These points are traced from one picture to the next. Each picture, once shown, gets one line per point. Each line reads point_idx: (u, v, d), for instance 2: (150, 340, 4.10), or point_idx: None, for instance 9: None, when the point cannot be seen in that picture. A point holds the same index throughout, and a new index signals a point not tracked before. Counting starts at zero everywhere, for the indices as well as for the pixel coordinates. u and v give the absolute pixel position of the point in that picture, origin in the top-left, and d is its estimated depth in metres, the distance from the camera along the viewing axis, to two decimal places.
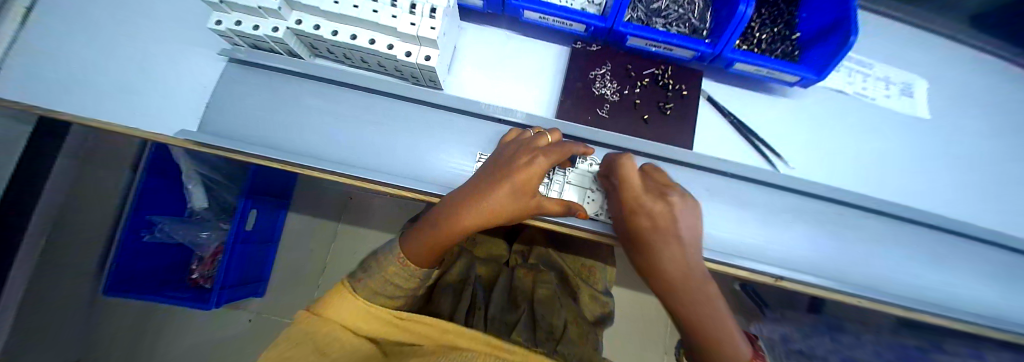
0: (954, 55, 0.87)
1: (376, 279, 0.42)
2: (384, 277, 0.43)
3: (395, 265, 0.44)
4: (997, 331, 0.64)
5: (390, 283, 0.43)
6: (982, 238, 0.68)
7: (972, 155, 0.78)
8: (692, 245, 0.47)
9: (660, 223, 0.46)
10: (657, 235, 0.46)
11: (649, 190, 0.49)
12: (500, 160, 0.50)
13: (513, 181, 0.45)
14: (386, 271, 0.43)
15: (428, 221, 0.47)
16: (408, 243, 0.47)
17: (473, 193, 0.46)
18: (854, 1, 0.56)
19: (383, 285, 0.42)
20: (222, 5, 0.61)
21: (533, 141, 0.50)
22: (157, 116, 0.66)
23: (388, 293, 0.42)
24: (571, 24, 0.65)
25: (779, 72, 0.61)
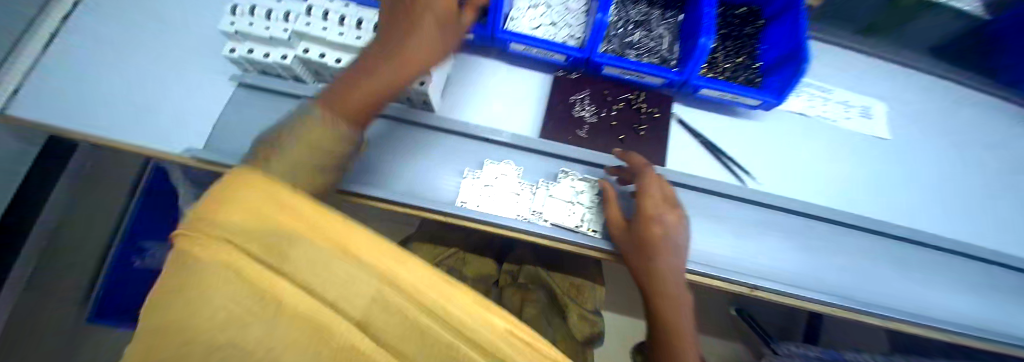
0: (889, 85, 0.99)
1: (299, 139, 0.41)
2: (307, 139, 0.41)
3: (320, 126, 0.43)
4: (944, 333, 0.71)
5: (320, 138, 0.43)
6: (928, 243, 0.76)
7: (918, 172, 0.86)
8: (683, 255, 0.58)
9: (667, 231, 0.57)
10: (664, 241, 0.56)
11: (664, 203, 0.59)
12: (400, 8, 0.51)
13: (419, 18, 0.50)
14: (309, 134, 0.42)
15: (351, 83, 0.47)
16: (332, 102, 0.46)
17: (394, 41, 0.50)
18: (804, 36, 0.64)
19: (306, 148, 0.41)
20: (238, 35, 0.68)
21: None
22: (168, 135, 0.71)
23: (313, 159, 0.42)
24: (553, 55, 0.72)
25: (741, 97, 0.68)
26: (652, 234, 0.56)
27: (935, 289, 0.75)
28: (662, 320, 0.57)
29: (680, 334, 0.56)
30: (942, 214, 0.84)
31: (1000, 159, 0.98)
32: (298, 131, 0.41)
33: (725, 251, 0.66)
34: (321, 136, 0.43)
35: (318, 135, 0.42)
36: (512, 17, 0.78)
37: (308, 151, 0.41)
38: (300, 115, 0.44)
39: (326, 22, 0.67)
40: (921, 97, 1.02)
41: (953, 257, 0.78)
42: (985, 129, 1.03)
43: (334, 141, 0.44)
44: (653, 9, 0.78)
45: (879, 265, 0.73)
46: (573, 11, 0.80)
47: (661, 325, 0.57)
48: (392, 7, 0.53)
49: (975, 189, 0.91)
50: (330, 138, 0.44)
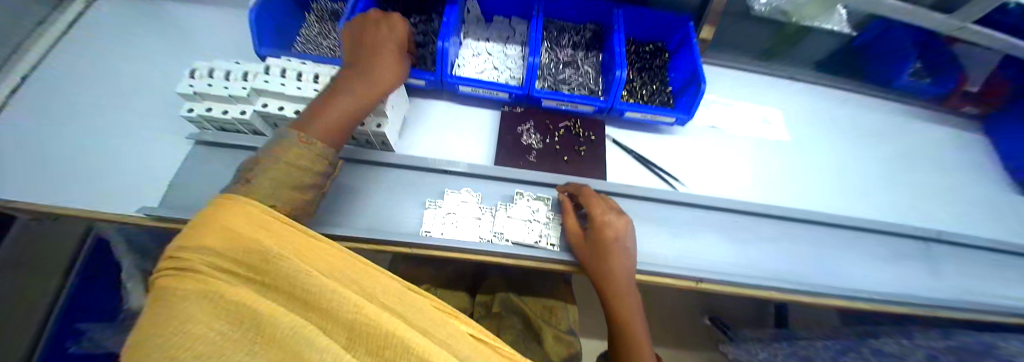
0: (783, 98, 1.18)
1: (279, 164, 0.50)
2: (286, 164, 0.50)
3: (297, 149, 0.52)
4: (868, 302, 0.81)
5: (300, 160, 0.52)
6: (835, 225, 0.88)
7: (818, 166, 1.01)
8: (632, 256, 0.64)
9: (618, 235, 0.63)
10: (617, 245, 0.62)
11: (611, 209, 0.66)
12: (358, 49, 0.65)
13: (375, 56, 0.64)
14: (289, 158, 0.51)
15: (324, 107, 0.57)
16: (311, 126, 0.55)
17: (359, 72, 0.62)
18: (698, 64, 0.78)
19: (285, 171, 0.50)
20: (196, 96, 0.71)
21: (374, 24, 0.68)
22: (122, 198, 0.71)
23: (293, 180, 0.50)
24: (497, 93, 0.82)
25: (659, 116, 0.80)
26: (606, 237, 0.62)
27: (853, 264, 0.86)
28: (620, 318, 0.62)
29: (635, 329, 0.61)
30: (845, 199, 0.98)
31: (885, 146, 1.18)
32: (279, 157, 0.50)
33: (668, 251, 0.74)
34: (298, 158, 0.51)
35: (296, 159, 0.51)
36: (459, 64, 0.88)
37: (288, 176, 0.50)
38: (278, 141, 0.52)
39: (283, 79, 0.73)
40: (813, 102, 1.22)
41: (862, 233, 0.91)
42: (868, 122, 1.24)
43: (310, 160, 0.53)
44: (578, 51, 0.92)
45: (801, 248, 0.84)
46: (511, 57, 0.92)
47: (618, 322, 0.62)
48: (351, 52, 0.66)
49: (870, 173, 1.08)
50: (306, 158, 0.52)
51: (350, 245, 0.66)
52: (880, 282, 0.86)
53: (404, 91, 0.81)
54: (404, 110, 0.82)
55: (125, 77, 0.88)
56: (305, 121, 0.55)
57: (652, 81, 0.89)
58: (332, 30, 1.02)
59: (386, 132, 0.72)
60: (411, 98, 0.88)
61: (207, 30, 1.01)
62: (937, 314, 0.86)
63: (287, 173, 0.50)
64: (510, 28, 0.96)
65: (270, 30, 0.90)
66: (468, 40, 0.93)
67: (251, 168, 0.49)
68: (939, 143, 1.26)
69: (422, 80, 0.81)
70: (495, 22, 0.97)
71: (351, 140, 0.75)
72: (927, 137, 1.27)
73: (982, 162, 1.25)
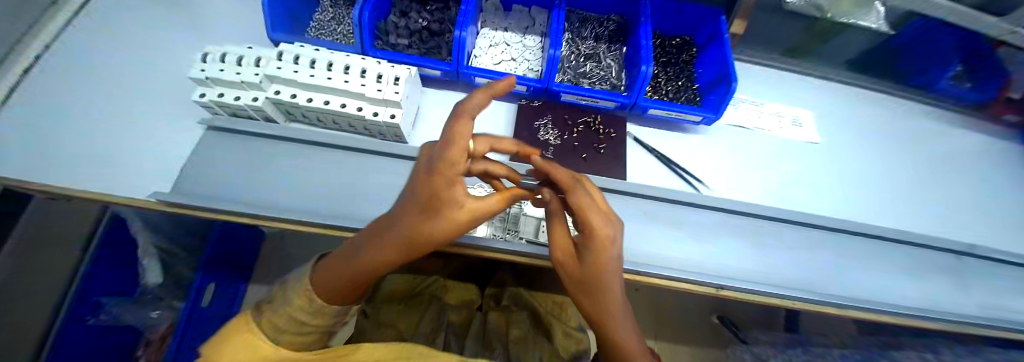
0: (813, 97, 1.13)
1: (278, 314, 0.38)
2: (288, 313, 0.38)
3: (300, 299, 0.39)
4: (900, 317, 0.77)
5: (300, 314, 0.38)
6: (866, 235, 0.84)
7: (848, 171, 0.96)
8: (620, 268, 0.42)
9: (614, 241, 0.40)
10: (610, 256, 0.39)
11: (599, 208, 0.40)
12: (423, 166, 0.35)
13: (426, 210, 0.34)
14: (293, 305, 0.38)
15: (348, 250, 0.42)
16: (319, 280, 0.41)
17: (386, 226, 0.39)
18: (730, 60, 0.73)
19: (285, 323, 0.38)
20: (208, 81, 0.69)
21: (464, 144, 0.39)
22: (134, 182, 0.70)
23: (297, 331, 0.39)
24: (515, 86, 0.78)
25: (685, 114, 0.76)
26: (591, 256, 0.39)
27: (881, 276, 0.82)
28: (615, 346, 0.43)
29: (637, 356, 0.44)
30: (876, 207, 0.93)
31: (918, 153, 1.11)
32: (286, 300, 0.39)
33: (689, 255, 0.71)
34: (301, 305, 0.39)
35: (301, 307, 0.39)
36: (475, 55, 0.85)
37: (292, 323, 0.38)
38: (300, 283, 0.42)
39: (296, 65, 0.70)
40: (843, 103, 1.16)
41: (892, 244, 0.86)
42: (901, 126, 1.17)
43: (317, 316, 0.40)
44: (600, 43, 0.88)
45: (829, 257, 0.80)
46: (530, 48, 0.88)
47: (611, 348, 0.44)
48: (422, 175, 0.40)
49: (901, 181, 1.02)
50: (312, 308, 0.39)
51: None
52: (914, 297, 0.82)
53: (418, 81, 0.79)
54: (417, 101, 0.80)
55: (140, 59, 0.87)
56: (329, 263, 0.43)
57: (677, 78, 0.85)
58: (345, 16, 1.00)
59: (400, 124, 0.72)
60: (424, 89, 0.86)
61: (221, 13, 1.00)
62: (967, 330, 0.82)
63: (287, 329, 0.38)
64: (529, 18, 0.93)
65: (285, 15, 0.87)
66: (485, 30, 0.89)
67: (273, 300, 0.41)
68: (976, 150, 1.19)
69: (437, 70, 0.79)
70: (514, 11, 0.93)
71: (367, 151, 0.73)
72: (962, 144, 1.20)
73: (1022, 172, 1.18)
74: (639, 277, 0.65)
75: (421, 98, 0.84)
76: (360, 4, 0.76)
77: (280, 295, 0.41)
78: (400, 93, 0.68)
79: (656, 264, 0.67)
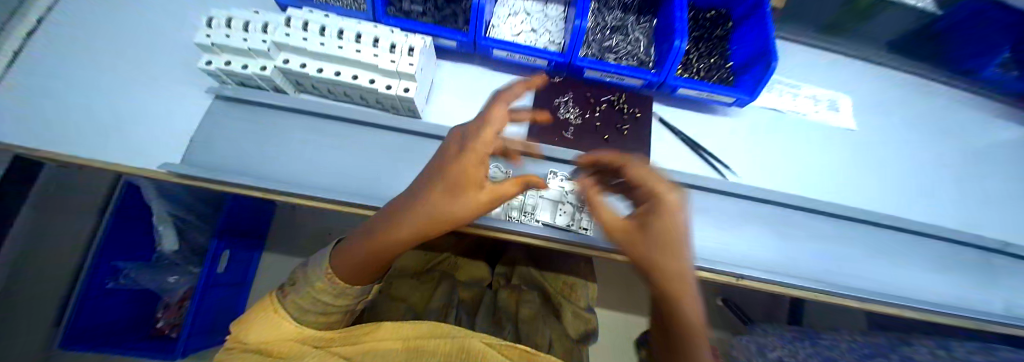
0: (850, 80, 1.05)
1: (301, 296, 0.38)
2: (311, 295, 0.38)
3: (323, 280, 0.39)
4: (925, 313, 0.74)
5: (323, 296, 0.39)
6: (897, 228, 0.80)
7: (882, 161, 0.91)
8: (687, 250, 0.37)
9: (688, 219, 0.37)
10: (676, 224, 0.36)
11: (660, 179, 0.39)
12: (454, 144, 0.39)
13: (452, 187, 0.36)
14: (315, 286, 0.39)
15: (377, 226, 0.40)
16: (342, 257, 0.40)
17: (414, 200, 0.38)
18: (772, 35, 0.67)
19: (312, 305, 0.38)
20: (213, 47, 0.66)
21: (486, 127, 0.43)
22: (148, 152, 0.69)
23: (321, 312, 0.39)
24: (536, 60, 0.74)
25: (717, 95, 0.71)
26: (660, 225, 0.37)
27: (907, 270, 0.79)
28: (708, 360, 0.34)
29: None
30: (909, 199, 0.89)
31: (955, 143, 1.05)
32: (306, 281, 0.39)
33: (711, 243, 0.69)
34: (323, 286, 0.39)
35: (322, 288, 0.38)
36: (494, 25, 0.80)
37: (316, 306, 0.38)
38: (319, 264, 0.42)
39: (306, 32, 0.66)
40: (881, 87, 1.08)
41: (921, 238, 0.82)
42: (940, 115, 1.10)
43: (340, 298, 0.40)
44: (628, 14, 0.82)
45: (856, 249, 0.77)
46: (552, 18, 0.83)
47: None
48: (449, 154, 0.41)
49: (934, 172, 0.97)
50: (334, 290, 0.39)
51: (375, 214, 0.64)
52: (940, 293, 0.79)
53: (433, 53, 0.74)
54: (432, 75, 0.76)
55: (144, 22, 0.84)
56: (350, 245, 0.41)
57: (709, 55, 0.80)
58: None
59: (414, 98, 0.68)
60: (439, 61, 0.82)
61: None
62: (989, 328, 0.80)
63: (310, 309, 0.38)
64: None
65: None
66: None
67: (295, 278, 0.42)
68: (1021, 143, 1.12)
69: (454, 41, 0.74)
70: None
71: (380, 125, 0.70)
72: (1004, 137, 1.12)
73: None
74: None
75: (435, 71, 0.80)
76: None
77: (301, 276, 0.41)
78: (414, 64, 0.64)
79: None
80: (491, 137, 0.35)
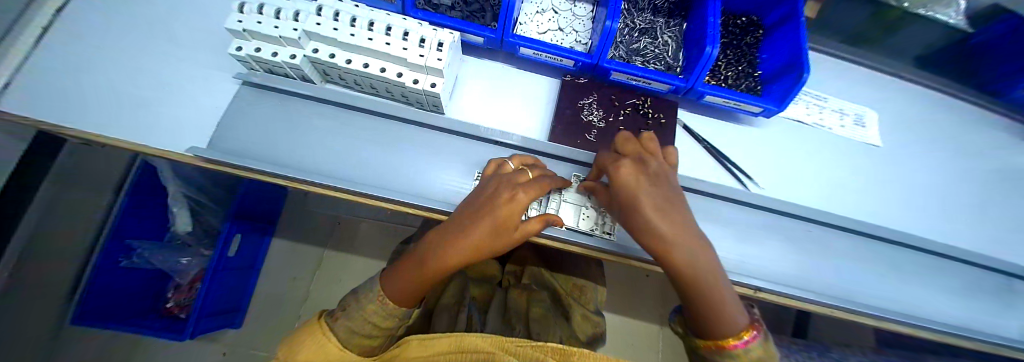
0: (876, 94, 1.03)
1: (353, 321, 0.43)
2: (361, 317, 0.43)
3: (374, 303, 0.44)
4: (945, 335, 0.73)
5: (372, 316, 0.44)
6: (917, 247, 0.79)
7: (905, 178, 0.90)
8: (674, 205, 0.47)
9: (642, 171, 0.50)
10: (642, 185, 0.48)
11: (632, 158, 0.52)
12: (496, 183, 0.51)
13: (499, 218, 0.46)
14: (366, 310, 0.44)
15: (422, 250, 0.47)
16: (392, 283, 0.46)
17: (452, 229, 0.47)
18: (805, 46, 0.66)
19: (361, 327, 0.43)
20: (245, 33, 0.66)
21: (514, 177, 0.52)
22: (175, 131, 0.70)
23: (366, 334, 0.43)
24: (562, 59, 0.74)
25: (744, 104, 0.71)
26: (630, 187, 0.48)
27: (926, 291, 0.78)
28: (687, 280, 0.42)
29: (719, 304, 0.40)
30: (930, 219, 0.88)
31: (980, 164, 1.03)
32: (356, 306, 0.44)
33: (730, 253, 0.68)
34: (374, 309, 0.44)
35: (371, 311, 0.44)
36: (521, 22, 0.80)
37: (363, 328, 0.43)
38: (366, 290, 0.47)
39: (336, 22, 0.66)
40: (906, 103, 1.06)
41: (941, 258, 0.81)
42: (966, 135, 1.07)
43: (386, 320, 0.45)
44: (658, 17, 0.81)
45: (875, 267, 0.76)
46: (580, 18, 0.82)
47: (696, 293, 0.41)
48: (473, 194, 0.52)
49: (958, 192, 0.95)
50: (382, 312, 0.44)
51: (395, 207, 0.64)
52: (957, 315, 0.78)
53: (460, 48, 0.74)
54: (457, 70, 0.76)
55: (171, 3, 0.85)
56: (393, 276, 0.46)
57: (737, 62, 0.79)
58: None
59: (440, 94, 0.68)
60: (464, 57, 0.82)
61: None
62: (1002, 353, 0.79)
63: (356, 331, 0.42)
64: None
65: None
66: None
67: (343, 301, 0.47)
68: None
69: (481, 37, 0.74)
70: None
71: (405, 120, 0.70)
72: None
73: None
74: None
75: (461, 66, 0.80)
76: None
77: (350, 300, 0.46)
78: (443, 60, 0.64)
79: None
80: (533, 185, 0.51)
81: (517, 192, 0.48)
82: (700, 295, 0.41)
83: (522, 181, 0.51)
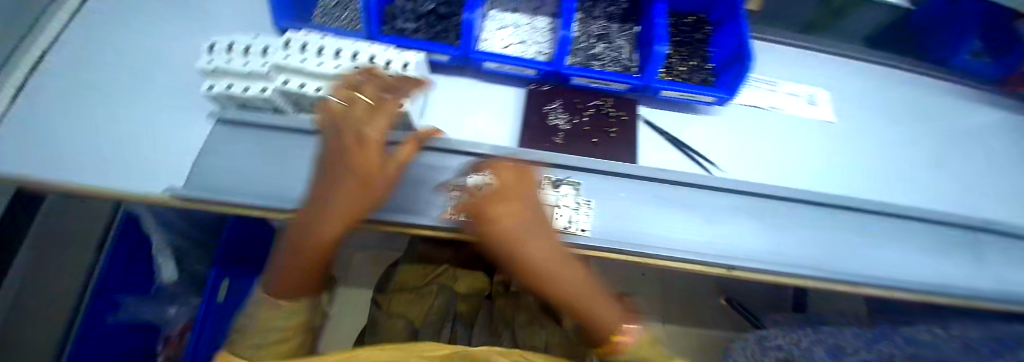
0: (827, 74, 1.10)
1: (252, 337, 0.46)
2: (258, 333, 0.47)
3: (266, 310, 0.48)
4: (924, 295, 0.75)
5: (277, 323, 0.48)
6: (883, 212, 0.83)
7: (864, 149, 0.95)
8: (536, 226, 0.47)
9: (505, 192, 0.48)
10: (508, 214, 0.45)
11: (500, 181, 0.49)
12: (330, 132, 0.48)
13: (358, 175, 0.45)
14: (264, 319, 0.47)
15: (296, 237, 0.48)
16: (278, 283, 0.48)
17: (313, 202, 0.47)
18: (747, 37, 0.71)
19: (262, 338, 0.47)
20: (216, 72, 0.69)
21: (349, 120, 0.48)
22: (154, 174, 0.71)
23: (274, 340, 0.47)
24: (525, 70, 0.77)
25: (699, 95, 0.75)
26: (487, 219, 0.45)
27: (897, 254, 0.81)
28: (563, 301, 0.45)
29: (593, 314, 0.45)
30: (891, 185, 0.92)
31: (933, 129, 1.09)
32: (256, 326, 0.47)
33: (704, 237, 0.71)
34: (273, 314, 0.48)
35: (269, 320, 0.47)
36: (484, 38, 0.84)
37: (273, 339, 0.47)
38: (258, 303, 0.50)
39: (304, 54, 0.69)
40: (858, 81, 1.12)
41: (908, 222, 0.85)
42: (917, 103, 1.14)
43: (293, 317, 0.50)
44: (612, 22, 0.87)
45: (846, 236, 0.79)
46: (539, 30, 0.87)
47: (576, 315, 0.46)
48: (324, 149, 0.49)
49: (915, 157, 1.00)
50: (277, 316, 0.48)
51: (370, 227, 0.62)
52: (931, 274, 0.81)
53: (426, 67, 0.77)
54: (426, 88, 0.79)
55: (144, 56, 0.87)
56: (280, 274, 0.49)
57: (691, 58, 0.83)
58: None
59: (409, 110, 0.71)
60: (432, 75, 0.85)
61: (224, 10, 1.00)
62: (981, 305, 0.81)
63: (258, 343, 0.46)
64: None
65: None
66: (494, 12, 0.88)
67: (243, 323, 0.50)
68: (995, 126, 1.16)
69: (446, 56, 0.77)
70: None
71: None
72: (980, 121, 1.16)
73: None
74: (651, 260, 0.66)
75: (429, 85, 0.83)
76: None
77: (252, 319, 0.49)
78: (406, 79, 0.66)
79: (671, 247, 0.67)
80: (359, 115, 0.48)
81: (361, 144, 0.46)
82: (580, 310, 0.45)
83: (358, 121, 0.48)
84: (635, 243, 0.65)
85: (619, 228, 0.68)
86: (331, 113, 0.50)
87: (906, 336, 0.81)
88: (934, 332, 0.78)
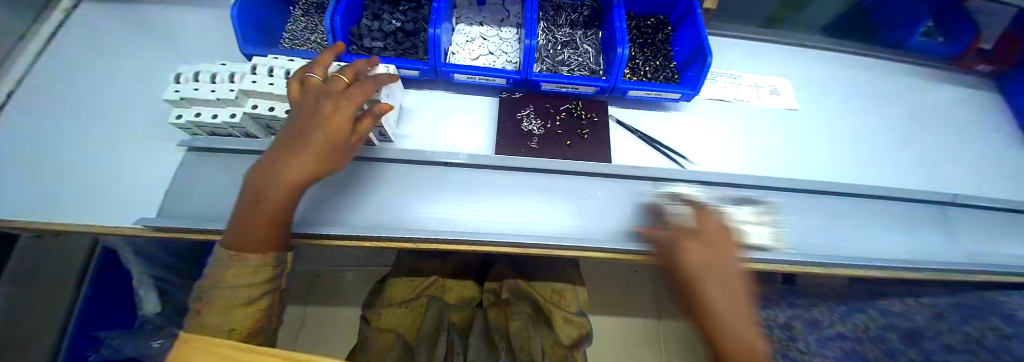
0: (789, 64, 1.15)
1: (219, 296, 0.47)
2: (224, 290, 0.47)
3: (232, 265, 0.48)
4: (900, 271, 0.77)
5: (244, 278, 0.49)
6: (865, 195, 0.83)
7: (829, 133, 0.98)
8: (724, 279, 0.50)
9: (704, 245, 0.53)
10: (696, 262, 0.51)
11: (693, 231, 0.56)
12: (310, 99, 0.54)
13: (332, 132, 0.51)
14: (231, 276, 0.48)
15: (259, 189, 0.49)
16: (241, 236, 0.49)
17: (285, 154, 0.50)
18: (704, 34, 0.74)
19: (232, 301, 0.47)
20: (183, 101, 0.68)
21: (328, 88, 0.54)
22: (121, 206, 0.70)
23: (243, 302, 0.48)
24: (495, 79, 0.79)
25: (664, 92, 0.77)
26: (682, 262, 0.52)
27: (885, 233, 0.81)
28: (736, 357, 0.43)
29: None
30: (857, 165, 0.95)
31: (895, 109, 1.14)
32: (219, 287, 0.47)
33: None
34: (239, 267, 0.48)
35: (235, 277, 0.48)
36: (452, 51, 0.85)
37: (241, 299, 0.48)
38: (218, 263, 0.49)
39: (272, 78, 0.70)
40: (819, 69, 1.17)
41: (890, 201, 0.85)
42: (877, 86, 1.19)
43: (257, 274, 0.50)
44: (576, 29, 0.90)
45: (823, 218, 0.80)
46: (507, 41, 0.89)
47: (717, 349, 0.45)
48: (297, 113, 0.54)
49: (879, 137, 1.04)
50: (243, 270, 0.49)
51: (351, 243, 0.64)
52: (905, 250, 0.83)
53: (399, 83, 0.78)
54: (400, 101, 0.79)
55: (110, 93, 0.86)
56: (241, 226, 0.49)
57: (654, 58, 0.87)
58: (318, 24, 0.99)
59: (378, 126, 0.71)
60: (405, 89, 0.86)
61: (193, 37, 1.01)
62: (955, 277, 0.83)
63: (225, 304, 0.47)
64: (503, 10, 0.94)
65: (255, 26, 0.84)
66: (461, 25, 0.90)
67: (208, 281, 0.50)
68: (953, 103, 1.22)
69: (416, 70, 0.79)
70: (488, 4, 0.95)
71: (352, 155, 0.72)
72: (938, 100, 1.21)
73: (996, 120, 1.21)
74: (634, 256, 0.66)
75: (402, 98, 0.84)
76: (332, 9, 0.75)
77: (212, 282, 0.49)
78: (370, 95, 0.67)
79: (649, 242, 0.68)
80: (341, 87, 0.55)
81: (336, 104, 0.52)
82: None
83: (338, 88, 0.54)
84: (614, 241, 0.66)
85: (598, 227, 0.69)
86: (310, 85, 0.56)
87: (880, 308, 0.86)
88: (905, 304, 0.84)
